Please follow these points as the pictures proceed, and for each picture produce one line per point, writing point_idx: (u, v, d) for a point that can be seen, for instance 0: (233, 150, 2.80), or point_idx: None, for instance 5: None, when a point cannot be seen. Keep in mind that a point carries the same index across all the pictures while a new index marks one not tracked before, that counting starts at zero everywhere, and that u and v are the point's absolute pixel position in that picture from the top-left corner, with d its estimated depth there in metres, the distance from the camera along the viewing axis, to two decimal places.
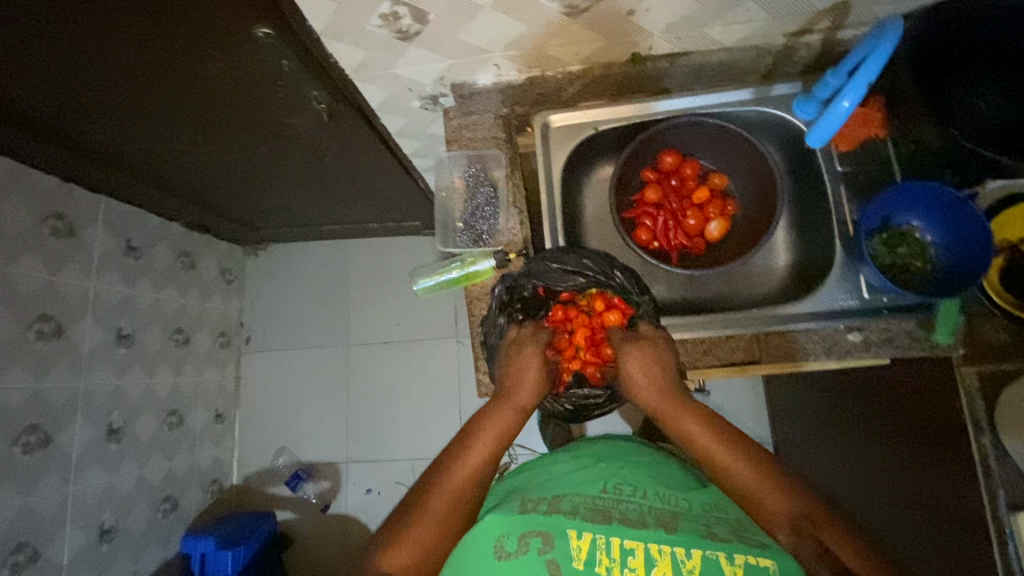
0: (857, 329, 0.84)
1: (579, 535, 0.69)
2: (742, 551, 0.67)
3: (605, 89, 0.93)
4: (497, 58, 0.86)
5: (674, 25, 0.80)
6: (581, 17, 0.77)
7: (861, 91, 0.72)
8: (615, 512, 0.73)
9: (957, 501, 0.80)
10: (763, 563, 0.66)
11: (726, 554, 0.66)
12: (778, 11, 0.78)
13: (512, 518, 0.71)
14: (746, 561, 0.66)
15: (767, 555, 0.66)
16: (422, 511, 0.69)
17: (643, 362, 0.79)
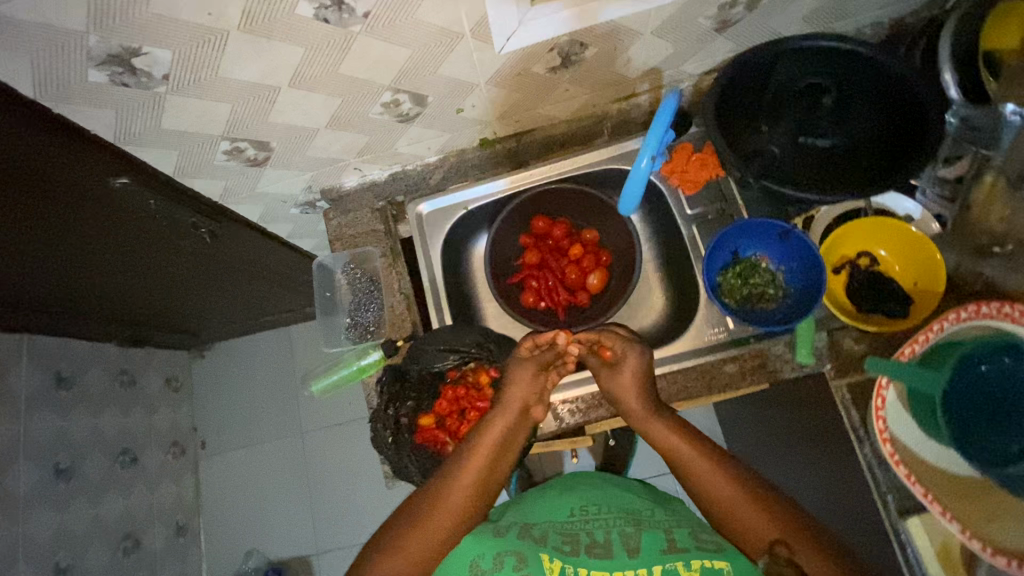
0: (732, 359, 0.86)
1: (552, 560, 0.67)
2: (700, 558, 0.65)
3: (467, 171, 1.00)
4: (354, 163, 0.92)
5: (506, 112, 0.87)
6: (416, 121, 0.83)
7: (655, 145, 0.76)
8: (584, 536, 0.72)
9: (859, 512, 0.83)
10: (718, 566, 0.64)
11: (683, 561, 0.65)
12: (593, 86, 0.85)
13: (483, 543, 0.68)
14: (702, 565, 0.64)
15: (724, 557, 0.65)
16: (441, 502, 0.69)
17: (629, 379, 0.81)
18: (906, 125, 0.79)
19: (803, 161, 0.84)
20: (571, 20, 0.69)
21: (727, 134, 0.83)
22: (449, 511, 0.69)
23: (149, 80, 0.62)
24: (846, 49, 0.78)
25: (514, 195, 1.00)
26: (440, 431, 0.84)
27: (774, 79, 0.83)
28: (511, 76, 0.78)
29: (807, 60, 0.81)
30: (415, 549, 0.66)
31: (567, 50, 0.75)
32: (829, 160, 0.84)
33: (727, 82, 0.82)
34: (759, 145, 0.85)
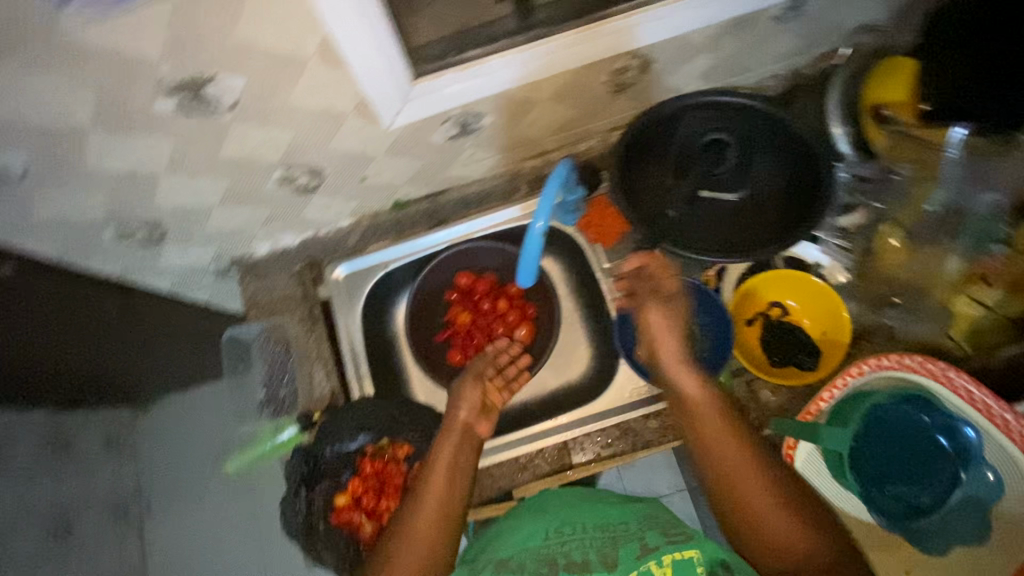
0: (655, 415, 0.87)
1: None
2: (671, 552, 0.60)
3: (385, 231, 0.98)
4: (262, 232, 0.89)
5: (415, 176, 0.86)
6: (319, 191, 0.81)
7: (549, 206, 0.69)
8: (561, 558, 0.64)
9: None
10: (690, 557, 0.59)
11: (656, 560, 0.60)
12: (498, 149, 0.85)
13: None
14: (673, 559, 0.59)
15: (693, 546, 0.60)
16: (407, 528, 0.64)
17: (662, 325, 0.73)
18: (804, 177, 0.81)
19: (698, 228, 0.82)
20: (458, 94, 0.68)
21: (633, 189, 0.82)
22: (429, 509, 0.65)
23: (7, 179, 0.60)
24: (737, 102, 0.82)
25: (434, 253, 0.99)
26: (355, 509, 0.82)
27: (683, 134, 0.84)
28: (411, 146, 0.77)
29: (710, 111, 0.83)
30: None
31: (463, 119, 0.75)
32: (734, 214, 0.83)
33: (638, 134, 0.83)
34: (668, 197, 0.83)
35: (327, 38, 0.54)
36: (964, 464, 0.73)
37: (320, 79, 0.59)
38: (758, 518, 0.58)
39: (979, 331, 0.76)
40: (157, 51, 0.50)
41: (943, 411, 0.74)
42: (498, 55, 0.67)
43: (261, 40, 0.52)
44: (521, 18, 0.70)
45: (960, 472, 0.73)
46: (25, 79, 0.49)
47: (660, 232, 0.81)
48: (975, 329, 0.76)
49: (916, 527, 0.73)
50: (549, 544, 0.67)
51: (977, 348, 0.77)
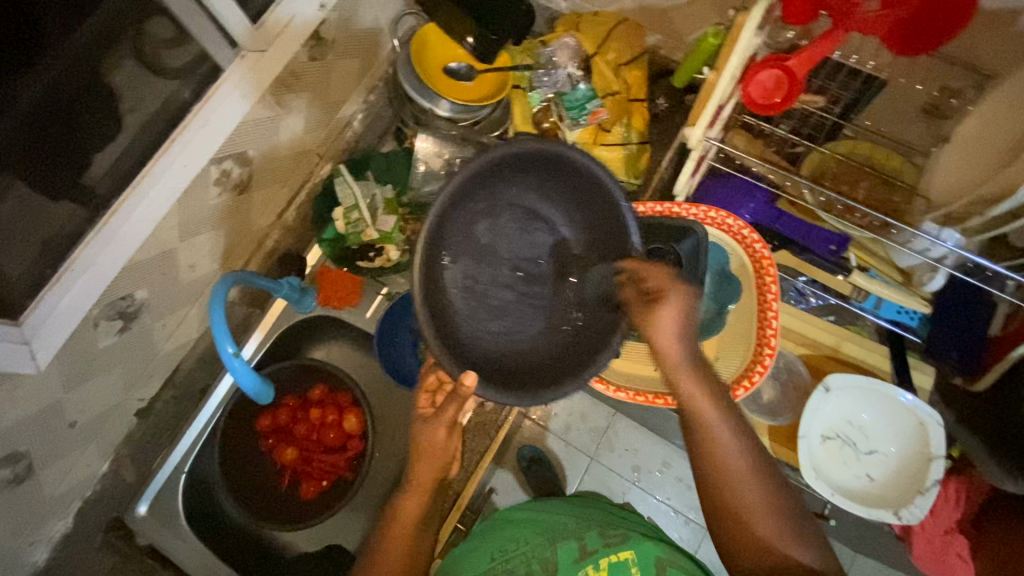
0: None
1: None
2: (607, 555, 0.74)
3: (157, 439, 0.92)
4: (22, 541, 0.80)
5: (130, 380, 0.83)
6: (36, 466, 0.75)
7: (225, 334, 0.70)
8: None
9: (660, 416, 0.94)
10: (625, 557, 0.73)
11: (594, 564, 0.73)
12: (187, 301, 0.85)
13: None
14: (609, 561, 0.73)
15: (629, 548, 0.74)
16: (386, 541, 0.65)
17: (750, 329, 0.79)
18: (613, 236, 0.61)
19: (585, 214, 0.63)
20: (75, 304, 0.67)
21: (436, 288, 0.60)
22: (407, 520, 0.66)
23: None
24: (528, 155, 0.59)
25: (214, 425, 0.93)
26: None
27: (526, 170, 0.61)
28: (90, 365, 0.74)
29: (528, 162, 0.61)
30: None
31: (115, 311, 0.74)
32: (531, 344, 0.62)
33: (485, 177, 0.61)
34: (488, 286, 0.62)
35: None
36: None
37: None
38: (783, 557, 0.53)
39: (631, 160, 0.91)
40: None
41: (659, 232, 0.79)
42: (82, 248, 0.66)
43: None
44: (86, 203, 0.70)
45: None
46: None
47: (451, 353, 0.59)
48: (627, 161, 0.91)
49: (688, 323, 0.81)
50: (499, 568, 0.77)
51: (639, 174, 0.92)
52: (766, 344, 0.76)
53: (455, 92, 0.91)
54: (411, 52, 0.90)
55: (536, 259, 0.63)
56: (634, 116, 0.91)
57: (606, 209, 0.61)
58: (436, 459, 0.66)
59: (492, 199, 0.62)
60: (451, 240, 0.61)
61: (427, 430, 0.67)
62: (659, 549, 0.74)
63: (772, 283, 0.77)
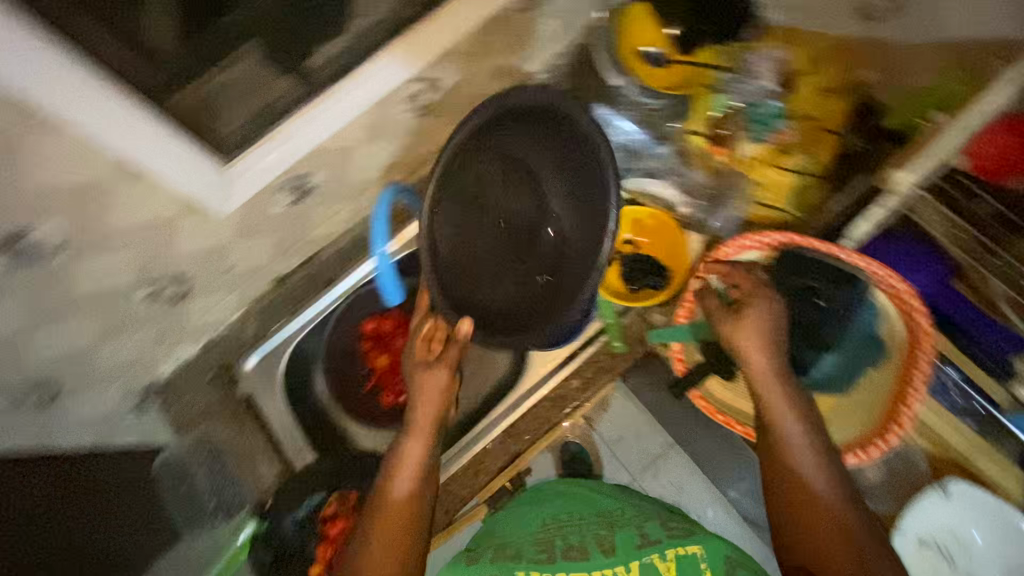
0: (574, 374, 0.92)
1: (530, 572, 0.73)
2: (673, 548, 0.73)
3: (278, 310, 1.02)
4: (157, 353, 0.92)
5: (279, 249, 0.92)
6: (191, 294, 0.86)
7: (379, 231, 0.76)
8: (559, 544, 0.79)
9: None
10: (692, 551, 0.72)
11: (658, 553, 0.73)
12: (345, 197, 0.92)
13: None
14: (676, 552, 0.72)
15: (697, 544, 0.73)
16: (392, 474, 0.67)
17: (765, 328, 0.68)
18: (594, 217, 0.70)
19: (573, 180, 0.71)
20: (271, 166, 0.75)
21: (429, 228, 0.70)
22: (414, 459, 0.68)
23: None
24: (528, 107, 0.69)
25: (328, 314, 1.01)
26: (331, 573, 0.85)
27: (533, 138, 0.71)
28: (257, 223, 0.83)
29: (533, 120, 0.71)
30: (385, 519, 0.64)
31: (293, 184, 0.81)
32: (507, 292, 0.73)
33: (488, 126, 0.70)
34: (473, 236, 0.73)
35: (120, 158, 0.60)
36: (824, 287, 0.77)
37: (133, 193, 0.65)
38: None
39: (801, 192, 0.86)
40: None
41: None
42: (292, 120, 0.75)
43: (57, 180, 0.57)
44: (302, 84, 0.78)
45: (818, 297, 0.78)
46: None
47: (460, 299, 0.72)
48: (796, 191, 0.86)
49: (806, 365, 0.79)
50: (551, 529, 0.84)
51: (805, 208, 0.86)
52: (897, 423, 0.70)
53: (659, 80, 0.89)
54: (617, 27, 0.91)
55: (519, 211, 0.74)
56: (821, 146, 0.85)
57: (590, 171, 0.70)
58: (432, 409, 0.71)
59: (487, 162, 0.72)
60: (461, 188, 0.72)
61: (424, 380, 0.72)
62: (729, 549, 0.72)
63: (922, 363, 0.70)
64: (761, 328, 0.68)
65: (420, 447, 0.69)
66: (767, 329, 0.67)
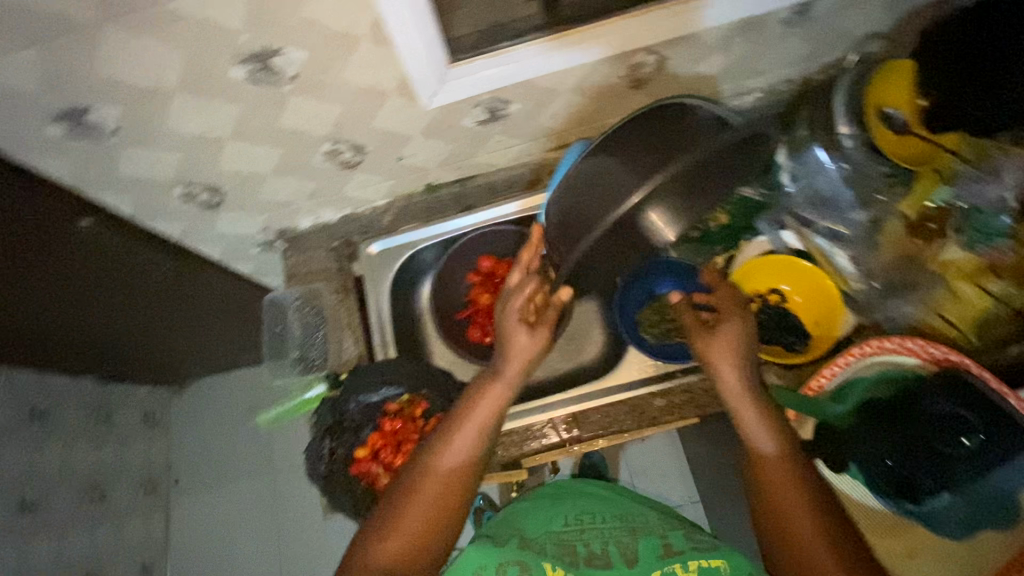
0: (662, 394, 0.90)
1: (554, 568, 0.70)
2: (697, 559, 0.70)
3: (415, 214, 1.06)
4: (306, 207, 0.98)
5: (446, 160, 0.94)
6: (359, 167, 0.90)
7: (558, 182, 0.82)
8: (582, 549, 0.75)
9: None
10: (715, 565, 0.68)
11: (682, 563, 0.70)
12: (525, 137, 0.93)
13: (482, 556, 0.69)
14: (700, 565, 0.69)
15: (721, 556, 0.69)
16: (444, 444, 0.66)
17: (735, 341, 0.71)
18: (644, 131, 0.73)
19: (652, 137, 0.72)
20: (487, 80, 0.76)
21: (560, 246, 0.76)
22: (469, 428, 0.67)
23: (103, 134, 0.69)
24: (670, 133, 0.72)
25: (458, 236, 1.05)
26: (377, 465, 0.87)
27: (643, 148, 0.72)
28: (445, 127, 0.85)
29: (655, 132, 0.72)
30: (430, 484, 0.64)
31: (492, 105, 0.83)
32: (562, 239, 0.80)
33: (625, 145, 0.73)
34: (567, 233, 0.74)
35: (378, 20, 0.63)
36: (980, 426, 0.67)
37: (370, 56, 0.68)
38: None
39: (985, 322, 0.76)
40: (239, 23, 0.59)
41: (976, 396, 0.68)
42: (527, 45, 0.75)
43: (322, 18, 0.61)
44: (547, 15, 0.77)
45: (968, 435, 0.68)
46: (128, 46, 0.59)
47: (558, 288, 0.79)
48: (979, 320, 0.76)
49: (924, 496, 0.72)
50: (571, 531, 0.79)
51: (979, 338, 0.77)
52: None
53: (892, 148, 0.80)
54: (884, 67, 0.80)
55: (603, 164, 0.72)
56: None
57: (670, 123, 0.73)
58: (500, 391, 0.70)
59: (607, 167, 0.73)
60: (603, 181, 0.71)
61: (514, 341, 0.73)
62: (752, 568, 0.67)
63: None
64: (731, 345, 0.70)
65: (478, 421, 0.68)
66: (741, 346, 0.70)
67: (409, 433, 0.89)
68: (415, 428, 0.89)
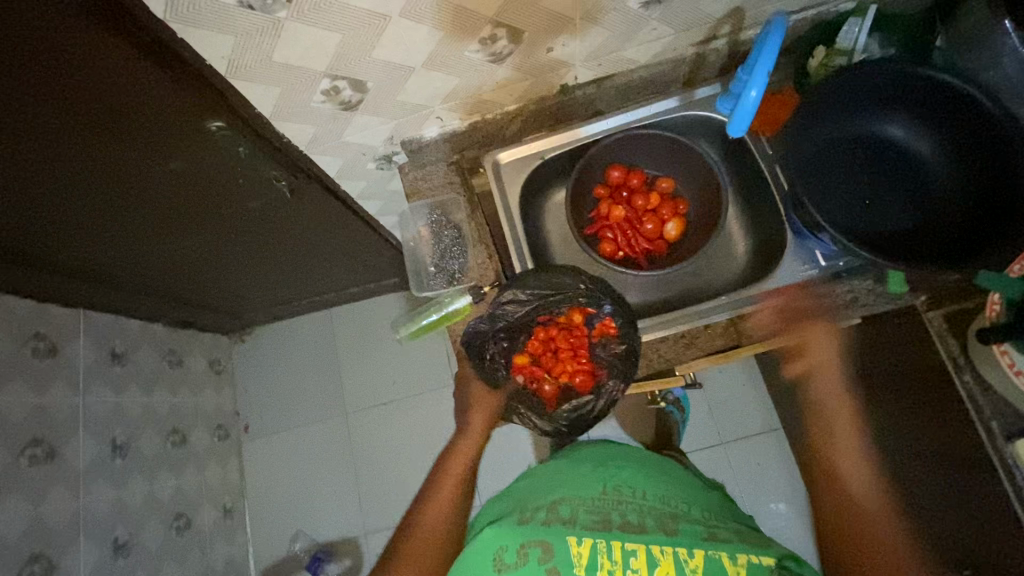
0: (822, 296, 0.88)
1: (579, 541, 0.71)
2: (744, 552, 0.70)
3: (542, 121, 1.00)
4: (438, 111, 0.92)
5: (592, 54, 0.88)
6: (506, 60, 0.84)
7: (763, 79, 0.75)
8: (616, 516, 0.77)
9: (958, 440, 0.82)
10: (763, 562, 0.69)
11: (730, 555, 0.69)
12: (680, 25, 0.86)
13: (510, 529, 0.74)
14: (747, 560, 0.69)
15: (769, 556, 0.69)
16: (445, 475, 0.87)
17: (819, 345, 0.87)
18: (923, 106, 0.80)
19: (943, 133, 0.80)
20: None
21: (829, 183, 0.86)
22: (459, 470, 0.88)
23: (273, 3, 0.63)
24: (883, 74, 0.78)
25: (588, 144, 0.99)
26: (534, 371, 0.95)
27: (856, 93, 0.82)
28: (608, 10, 0.79)
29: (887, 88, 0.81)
30: (440, 501, 0.84)
31: None
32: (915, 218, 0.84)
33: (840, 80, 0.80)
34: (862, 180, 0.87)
35: None
36: None
37: None
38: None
39: None
40: None
41: None
42: None
43: None
44: None
45: None
46: None
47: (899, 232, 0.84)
48: None
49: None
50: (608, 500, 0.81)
51: None
52: None
53: None
54: None
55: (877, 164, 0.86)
56: None
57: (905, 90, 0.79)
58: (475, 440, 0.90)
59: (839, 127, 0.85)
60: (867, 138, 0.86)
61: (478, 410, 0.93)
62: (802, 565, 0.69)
63: None
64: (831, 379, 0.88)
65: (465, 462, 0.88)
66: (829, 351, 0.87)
67: (570, 337, 0.95)
68: (577, 334, 0.95)
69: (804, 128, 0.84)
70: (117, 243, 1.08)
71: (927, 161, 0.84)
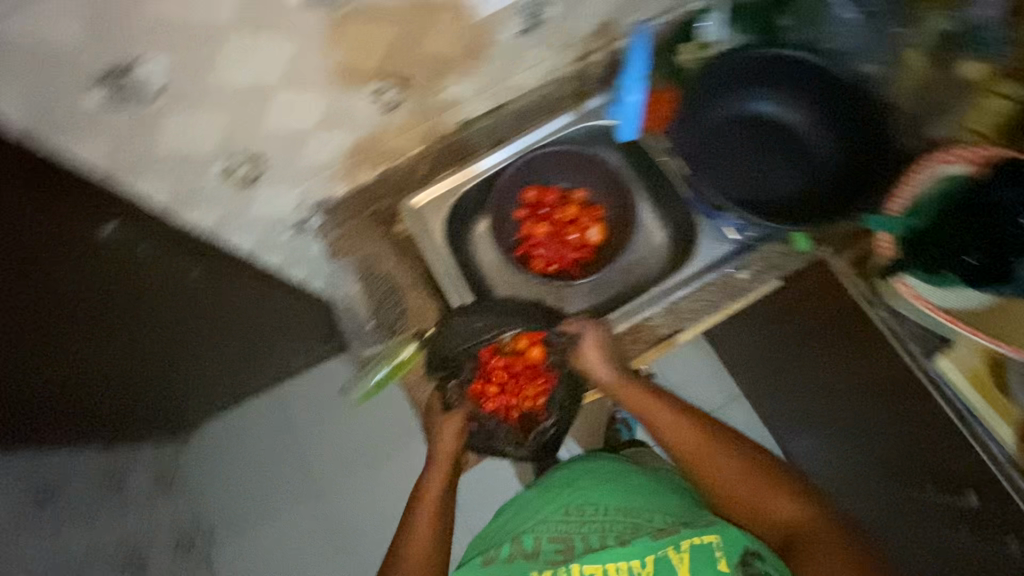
0: (743, 267, 0.94)
1: (541, 574, 0.77)
2: (689, 537, 0.74)
3: (449, 158, 1.02)
4: (343, 168, 0.92)
5: (481, 87, 0.92)
6: (400, 108, 0.86)
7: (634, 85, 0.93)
8: (576, 537, 0.82)
9: (887, 368, 0.90)
10: (707, 540, 0.74)
11: (675, 545, 0.74)
12: (556, 47, 0.92)
13: None
14: (690, 544, 0.74)
15: (714, 531, 0.74)
16: (421, 499, 0.85)
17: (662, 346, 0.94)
18: (789, 84, 0.89)
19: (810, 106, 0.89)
20: None
21: (721, 166, 0.92)
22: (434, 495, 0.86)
23: (146, 96, 0.61)
24: (749, 58, 0.87)
25: (499, 171, 1.02)
26: (487, 402, 0.96)
27: (728, 80, 0.90)
28: (485, 45, 0.83)
29: (755, 73, 0.89)
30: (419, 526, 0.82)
31: (532, 11, 0.81)
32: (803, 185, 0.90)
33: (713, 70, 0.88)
34: (751, 160, 0.93)
35: None
36: None
37: None
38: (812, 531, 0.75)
39: (1012, 121, 0.84)
40: None
41: None
42: None
43: None
44: None
45: None
46: None
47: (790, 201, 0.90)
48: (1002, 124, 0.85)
49: (1012, 274, 0.74)
50: (571, 521, 0.86)
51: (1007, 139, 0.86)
52: None
53: None
54: None
55: (762, 142, 0.93)
56: None
57: (771, 70, 0.88)
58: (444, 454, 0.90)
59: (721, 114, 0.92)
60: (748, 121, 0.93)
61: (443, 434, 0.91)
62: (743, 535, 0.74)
63: None
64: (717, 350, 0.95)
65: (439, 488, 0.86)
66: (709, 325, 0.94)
67: (526, 362, 0.95)
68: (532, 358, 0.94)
69: (692, 116, 0.90)
70: (41, 396, 1.00)
71: (804, 134, 0.91)
